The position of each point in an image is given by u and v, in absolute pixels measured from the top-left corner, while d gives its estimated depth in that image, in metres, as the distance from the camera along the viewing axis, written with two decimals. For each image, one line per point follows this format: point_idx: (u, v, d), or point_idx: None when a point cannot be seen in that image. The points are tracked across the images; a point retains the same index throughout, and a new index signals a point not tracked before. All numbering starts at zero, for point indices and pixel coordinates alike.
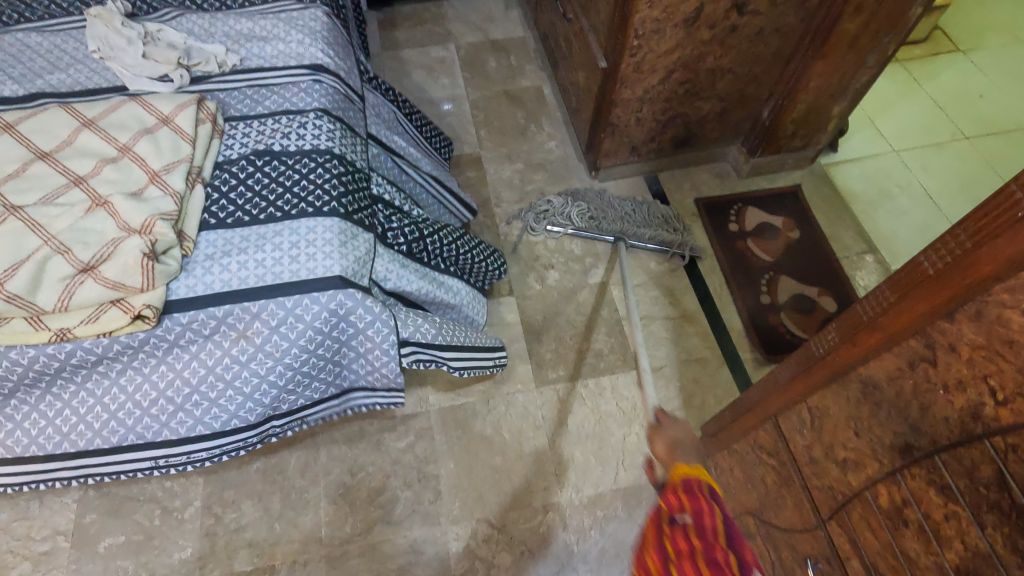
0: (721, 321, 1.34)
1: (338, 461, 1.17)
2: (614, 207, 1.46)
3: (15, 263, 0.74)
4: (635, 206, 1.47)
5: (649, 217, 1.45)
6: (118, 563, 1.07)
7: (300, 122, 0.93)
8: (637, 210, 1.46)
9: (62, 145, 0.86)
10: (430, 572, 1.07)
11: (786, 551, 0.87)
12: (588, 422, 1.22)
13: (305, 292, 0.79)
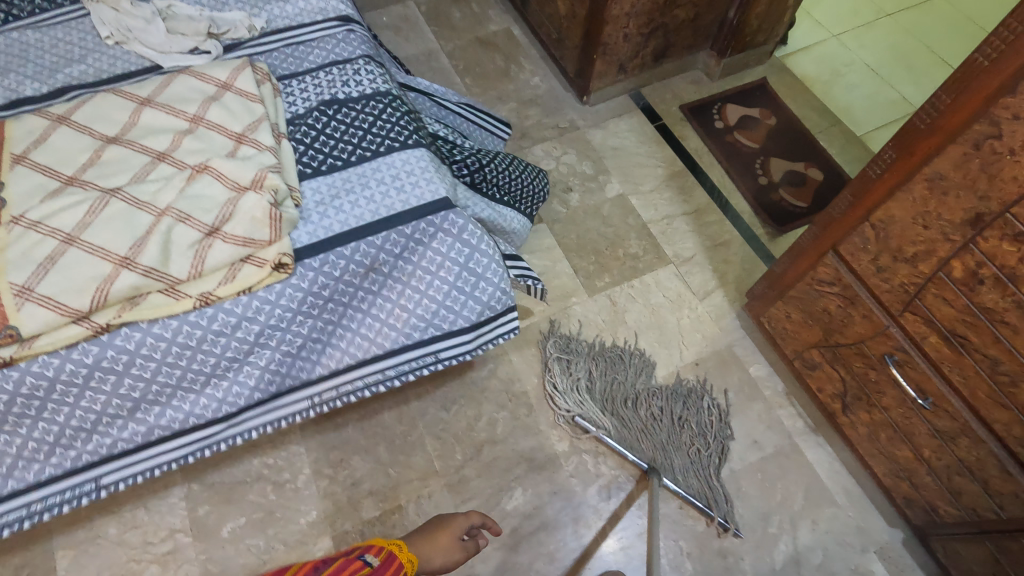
0: (731, 207, 1.49)
1: (430, 401, 1.22)
2: (632, 413, 1.20)
3: (138, 239, 0.74)
4: (662, 413, 1.20)
5: (678, 443, 1.17)
6: (249, 542, 1.09)
7: (352, 69, 0.96)
8: (662, 425, 1.18)
9: (127, 127, 0.85)
10: (546, 474, 1.16)
11: (856, 363, 1.02)
12: (644, 316, 1.33)
13: (421, 217, 0.84)
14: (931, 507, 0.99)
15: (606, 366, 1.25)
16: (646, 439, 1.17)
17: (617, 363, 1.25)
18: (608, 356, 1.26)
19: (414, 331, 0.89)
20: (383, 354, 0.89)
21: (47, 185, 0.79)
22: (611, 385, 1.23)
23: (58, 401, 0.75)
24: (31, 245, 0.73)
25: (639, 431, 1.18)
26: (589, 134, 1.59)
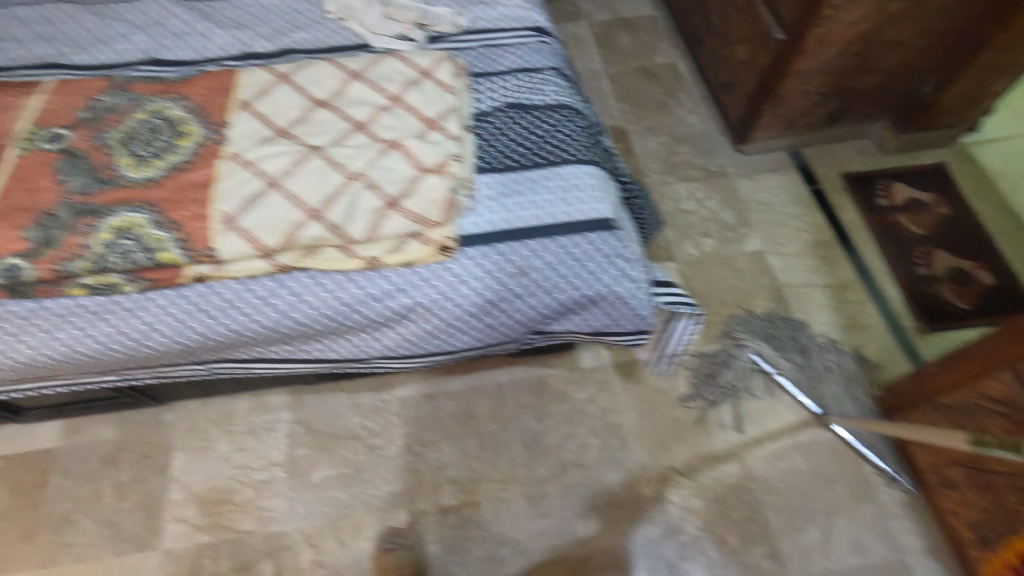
0: (879, 290, 1.39)
1: (525, 408, 1.23)
2: (800, 361, 1.28)
3: (329, 196, 0.81)
4: (832, 371, 1.27)
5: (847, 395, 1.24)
6: (333, 493, 1.15)
7: (540, 79, 0.99)
8: (831, 380, 1.25)
9: (334, 94, 0.92)
10: (626, 513, 1.13)
11: None
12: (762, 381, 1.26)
13: (582, 232, 0.85)
14: None
15: (773, 325, 1.32)
16: (815, 384, 1.25)
17: (781, 324, 1.33)
18: (774, 319, 1.33)
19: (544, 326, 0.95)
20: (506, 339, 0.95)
21: (260, 132, 0.88)
22: (777, 336, 1.31)
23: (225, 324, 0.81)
24: (240, 182, 0.82)
25: (808, 380, 1.25)
26: (737, 183, 1.55)
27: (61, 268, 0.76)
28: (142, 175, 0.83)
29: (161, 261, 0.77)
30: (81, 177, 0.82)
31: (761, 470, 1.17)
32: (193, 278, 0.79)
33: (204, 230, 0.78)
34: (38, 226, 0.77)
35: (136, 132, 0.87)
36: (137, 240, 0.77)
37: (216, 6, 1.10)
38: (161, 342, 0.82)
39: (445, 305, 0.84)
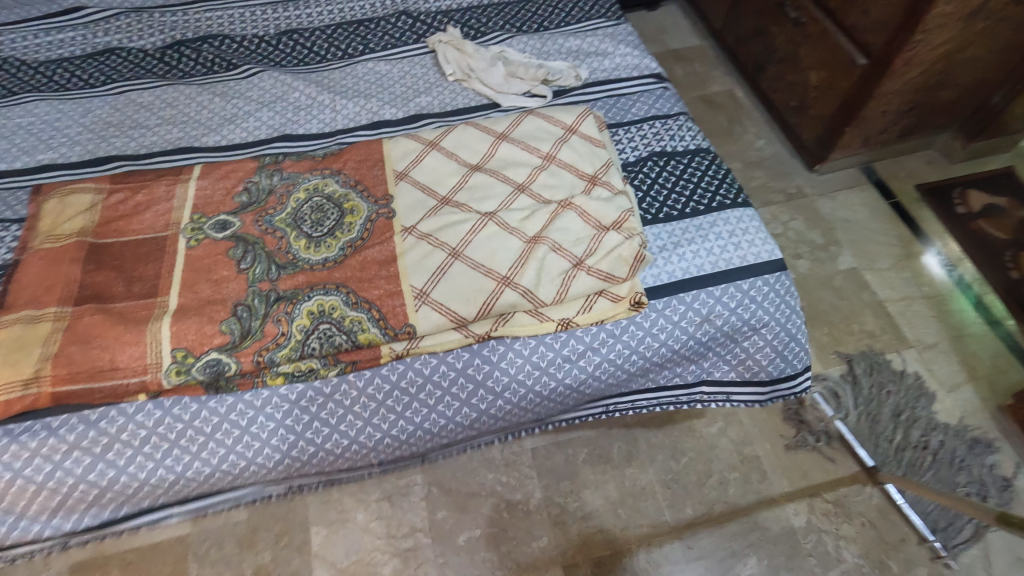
0: (978, 298, 1.41)
1: (659, 447, 1.22)
2: (888, 429, 1.22)
3: (516, 261, 0.81)
4: (923, 440, 1.21)
5: (928, 470, 1.18)
6: (482, 554, 1.12)
7: (676, 125, 1.01)
8: (916, 451, 1.20)
9: (486, 157, 0.93)
10: (782, 547, 1.12)
11: None
12: (896, 402, 1.26)
13: (759, 274, 0.85)
14: None
15: (872, 389, 1.28)
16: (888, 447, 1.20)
17: (884, 388, 1.27)
18: (876, 378, 1.29)
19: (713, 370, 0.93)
20: (679, 383, 0.95)
21: (425, 202, 0.88)
22: (865, 401, 1.25)
23: (426, 399, 0.82)
24: (423, 254, 0.81)
25: (886, 442, 1.21)
26: (817, 203, 1.57)
27: (264, 358, 0.74)
28: (321, 255, 0.82)
29: (362, 342, 0.76)
30: (261, 264, 0.81)
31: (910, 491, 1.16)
32: (391, 356, 0.78)
33: (400, 307, 0.78)
34: (234, 317, 0.76)
35: (302, 212, 0.87)
36: (336, 323, 0.76)
37: (333, 76, 1.11)
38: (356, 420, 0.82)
39: (631, 357, 0.85)
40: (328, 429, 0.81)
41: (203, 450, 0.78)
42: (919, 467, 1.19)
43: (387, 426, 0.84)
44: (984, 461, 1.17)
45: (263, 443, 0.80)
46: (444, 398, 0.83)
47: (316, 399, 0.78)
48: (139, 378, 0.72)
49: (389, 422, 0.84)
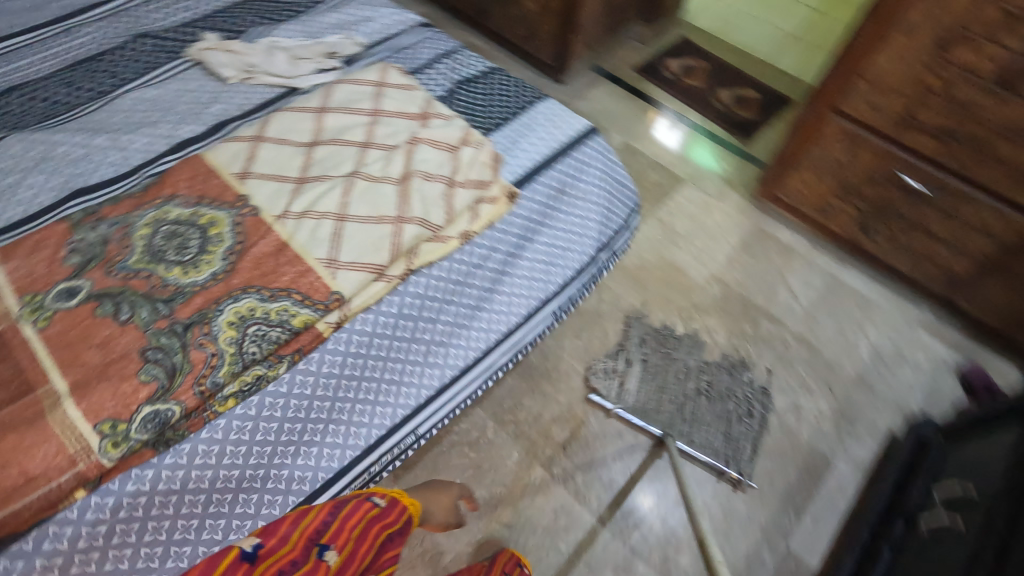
0: (707, 131, 1.85)
1: (562, 335, 1.38)
2: (678, 384, 1.31)
3: (399, 202, 0.86)
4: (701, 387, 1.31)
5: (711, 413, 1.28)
6: (472, 496, 1.17)
7: (461, 56, 1.14)
8: (694, 399, 1.29)
9: (317, 132, 0.94)
10: (680, 356, 1.37)
11: (866, 189, 1.38)
12: (678, 364, 1.35)
13: (582, 141, 1.03)
14: (950, 272, 1.36)
15: (660, 353, 1.36)
16: (674, 407, 1.28)
17: (669, 350, 1.37)
18: (662, 341, 1.38)
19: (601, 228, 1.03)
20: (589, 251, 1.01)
21: (283, 187, 0.87)
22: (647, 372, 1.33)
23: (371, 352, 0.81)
24: (312, 229, 0.82)
25: (672, 402, 1.29)
26: (577, 106, 1.87)
27: (207, 385, 0.70)
28: (205, 273, 0.77)
29: (299, 326, 0.75)
30: (142, 308, 0.74)
31: (707, 422, 1.26)
32: (331, 330, 0.78)
33: (317, 281, 0.78)
34: (151, 363, 0.69)
35: (157, 246, 0.79)
36: (264, 321, 0.74)
37: (97, 117, 0.99)
38: (320, 408, 0.78)
39: (524, 240, 0.94)
40: (300, 436, 0.76)
41: (175, 531, 0.67)
42: (700, 415, 1.27)
43: (357, 411, 0.80)
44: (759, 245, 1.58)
45: (237, 492, 0.71)
46: (387, 351, 0.82)
47: (276, 405, 0.74)
48: (71, 471, 0.63)
49: (357, 405, 0.80)
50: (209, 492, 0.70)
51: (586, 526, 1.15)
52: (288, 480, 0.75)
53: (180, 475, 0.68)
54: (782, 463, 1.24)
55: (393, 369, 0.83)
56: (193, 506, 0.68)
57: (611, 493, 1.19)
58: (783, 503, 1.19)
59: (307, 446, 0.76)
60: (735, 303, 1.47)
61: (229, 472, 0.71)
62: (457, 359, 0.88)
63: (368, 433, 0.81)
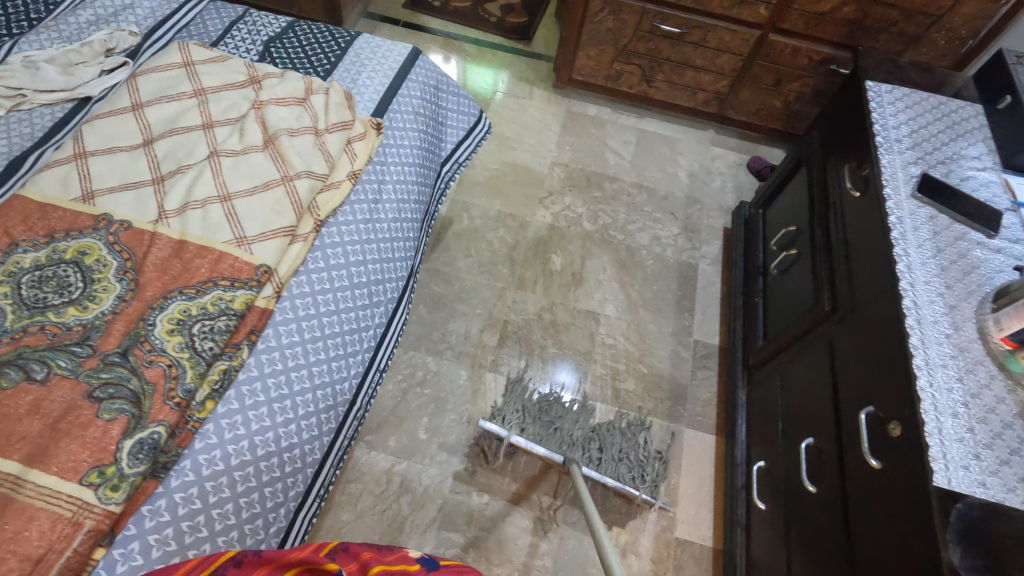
0: (492, 44, 1.98)
1: (454, 259, 1.46)
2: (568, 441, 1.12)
3: (275, 164, 0.85)
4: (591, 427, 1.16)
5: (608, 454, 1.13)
6: (444, 423, 1.24)
7: (254, 17, 1.09)
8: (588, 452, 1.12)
9: (147, 131, 0.87)
10: (556, 236, 1.54)
11: (639, 47, 1.62)
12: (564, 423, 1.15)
13: (414, 64, 1.08)
14: (717, 93, 1.69)
15: (540, 422, 1.14)
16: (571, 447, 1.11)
17: (552, 417, 1.15)
18: (543, 410, 1.17)
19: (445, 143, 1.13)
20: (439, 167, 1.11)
21: (143, 191, 0.80)
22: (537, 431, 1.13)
23: (318, 304, 0.80)
24: (202, 218, 0.78)
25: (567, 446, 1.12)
26: None
27: (179, 396, 0.67)
28: (108, 300, 0.70)
29: (242, 308, 0.74)
30: (56, 360, 0.65)
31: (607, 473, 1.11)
32: (274, 302, 0.76)
33: (237, 262, 0.76)
34: (107, 401, 0.64)
35: (31, 297, 0.69)
36: (204, 317, 0.71)
37: None
38: (302, 374, 0.76)
39: (403, 165, 0.99)
40: (296, 411, 0.74)
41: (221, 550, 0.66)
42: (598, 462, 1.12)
43: (334, 368, 0.81)
44: (578, 125, 1.78)
45: (260, 487, 0.70)
46: (338, 302, 0.82)
47: (255, 390, 0.71)
48: (83, 533, 0.57)
49: (332, 362, 0.80)
50: (234, 499, 0.68)
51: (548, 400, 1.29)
52: (303, 456, 0.75)
53: (195, 492, 0.65)
54: (665, 282, 1.49)
55: (348, 319, 0.84)
56: (226, 520, 0.67)
57: None
58: (678, 310, 1.45)
59: (305, 418, 0.75)
60: (579, 178, 1.66)
61: (242, 471, 0.68)
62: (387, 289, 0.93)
63: (350, 383, 0.84)
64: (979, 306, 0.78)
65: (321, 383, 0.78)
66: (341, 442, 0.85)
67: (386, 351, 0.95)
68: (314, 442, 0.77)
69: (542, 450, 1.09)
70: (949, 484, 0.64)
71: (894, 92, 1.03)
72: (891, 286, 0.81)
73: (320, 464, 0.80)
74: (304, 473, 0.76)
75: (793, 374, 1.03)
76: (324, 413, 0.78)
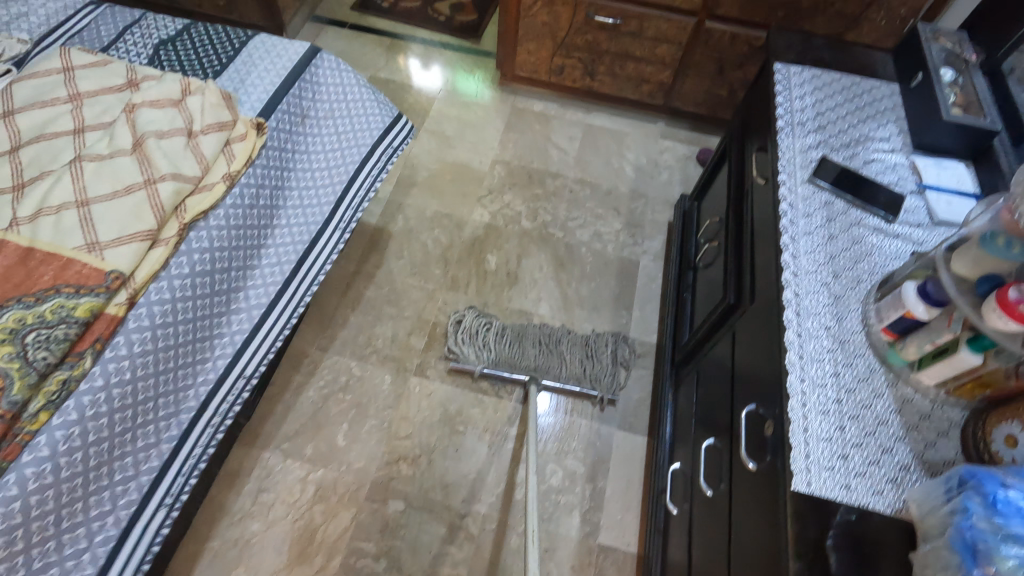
0: (439, 41, 1.95)
1: (385, 261, 1.44)
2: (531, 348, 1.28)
3: (141, 167, 0.83)
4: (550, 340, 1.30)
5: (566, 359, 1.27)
6: (363, 429, 1.20)
7: (149, 22, 1.08)
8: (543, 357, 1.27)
9: (15, 138, 0.85)
10: (493, 235, 1.50)
11: (577, 38, 1.58)
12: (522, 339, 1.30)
13: (309, 62, 1.06)
14: (661, 83, 1.65)
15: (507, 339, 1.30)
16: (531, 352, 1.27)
17: (515, 337, 1.30)
18: (503, 334, 1.31)
19: (357, 137, 1.08)
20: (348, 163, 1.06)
21: (1, 199, 0.78)
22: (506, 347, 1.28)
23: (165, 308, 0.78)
24: (54, 224, 0.76)
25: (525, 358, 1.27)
26: None
27: (4, 408, 0.64)
28: None
29: (86, 315, 0.71)
30: None
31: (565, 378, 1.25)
32: (125, 309, 0.74)
33: (85, 268, 0.73)
34: None
35: None
36: (41, 325, 0.68)
37: None
38: (145, 383, 0.76)
39: (282, 169, 0.98)
40: (133, 422, 0.75)
41: (35, 560, 0.67)
42: (555, 368, 1.26)
43: (179, 377, 0.82)
44: (524, 121, 1.75)
45: (87, 495, 0.71)
46: (193, 311, 0.82)
47: (98, 400, 0.70)
48: None
49: (178, 371, 0.81)
50: (58, 511, 0.68)
51: (475, 404, 1.25)
52: (135, 465, 0.76)
53: (16, 507, 0.63)
54: (603, 280, 1.45)
55: (202, 328, 0.84)
56: (43, 532, 0.66)
57: (482, 438, 1.21)
58: (615, 308, 1.41)
59: (139, 427, 0.76)
60: (520, 175, 1.63)
61: (71, 484, 0.68)
62: (255, 296, 0.93)
63: (196, 393, 0.84)
64: (865, 296, 0.73)
65: (162, 392, 0.79)
66: (193, 449, 0.83)
67: (255, 359, 0.92)
68: (151, 449, 0.78)
69: (508, 370, 1.26)
70: (809, 488, 0.59)
71: (805, 75, 0.99)
72: (777, 277, 0.77)
73: (161, 472, 0.79)
74: (137, 481, 0.76)
75: (705, 370, 0.99)
76: (162, 422, 0.79)
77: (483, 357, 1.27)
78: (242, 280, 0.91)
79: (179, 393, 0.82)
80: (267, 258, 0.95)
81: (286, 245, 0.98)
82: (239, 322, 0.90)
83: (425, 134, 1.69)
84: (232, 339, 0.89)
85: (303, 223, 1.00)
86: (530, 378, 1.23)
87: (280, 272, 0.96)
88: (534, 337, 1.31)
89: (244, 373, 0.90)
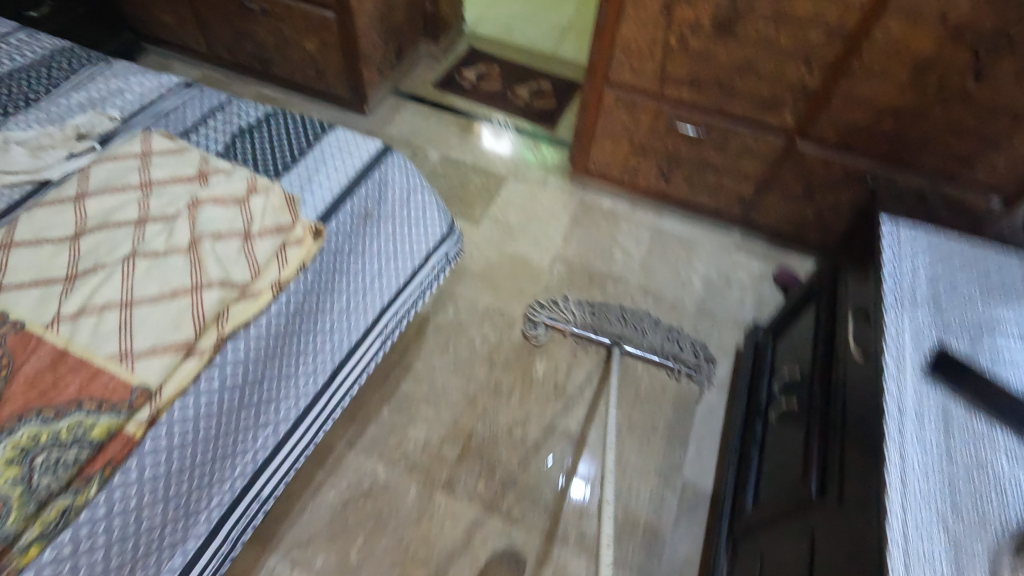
0: (514, 126, 1.94)
1: (429, 354, 1.37)
2: (611, 325, 1.30)
3: (192, 270, 0.80)
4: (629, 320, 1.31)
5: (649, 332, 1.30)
6: (378, 546, 1.11)
7: (233, 108, 1.09)
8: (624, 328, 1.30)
9: (81, 222, 0.85)
10: (545, 339, 1.42)
11: (657, 143, 1.52)
12: (605, 313, 1.32)
13: (379, 164, 1.03)
14: (742, 197, 1.55)
15: (588, 313, 1.32)
16: (613, 324, 1.30)
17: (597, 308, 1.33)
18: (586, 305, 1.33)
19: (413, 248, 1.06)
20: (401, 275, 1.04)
21: (50, 290, 0.77)
22: (588, 317, 1.32)
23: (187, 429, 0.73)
24: (93, 326, 0.73)
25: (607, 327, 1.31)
26: (387, 132, 1.88)
27: None
28: None
29: (100, 437, 0.67)
30: None
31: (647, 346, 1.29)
32: (145, 428, 0.70)
33: (113, 381, 0.70)
34: None
35: None
36: (54, 446, 0.65)
37: None
38: (151, 508, 0.71)
39: (337, 276, 0.94)
40: (132, 556, 0.70)
41: None
42: (636, 338, 1.29)
43: (192, 503, 0.77)
44: (590, 217, 1.69)
45: None
46: (217, 432, 0.78)
47: (96, 531, 0.65)
48: None
49: (192, 497, 0.76)
50: None
51: (502, 535, 1.14)
52: None
53: None
54: (658, 406, 1.33)
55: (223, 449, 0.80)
56: None
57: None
58: (668, 440, 1.28)
59: (138, 561, 0.71)
60: (580, 276, 1.55)
61: None
62: (287, 409, 0.89)
63: (207, 518, 0.79)
64: (994, 546, 0.59)
65: (169, 520, 0.74)
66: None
67: (271, 478, 0.89)
68: None
69: (596, 334, 1.31)
70: None
71: (920, 241, 0.86)
72: (873, 497, 0.64)
73: None
74: None
75: (772, 561, 0.85)
76: (163, 552, 0.74)
77: (569, 314, 1.32)
78: (278, 392, 0.87)
79: (190, 519, 0.78)
80: (309, 369, 0.91)
81: (328, 354, 0.94)
82: (266, 438, 0.86)
83: (487, 220, 1.66)
84: (256, 456, 0.85)
85: (348, 332, 0.96)
86: (614, 340, 1.30)
87: (315, 384, 0.92)
88: (612, 318, 1.31)
89: (258, 491, 0.87)
